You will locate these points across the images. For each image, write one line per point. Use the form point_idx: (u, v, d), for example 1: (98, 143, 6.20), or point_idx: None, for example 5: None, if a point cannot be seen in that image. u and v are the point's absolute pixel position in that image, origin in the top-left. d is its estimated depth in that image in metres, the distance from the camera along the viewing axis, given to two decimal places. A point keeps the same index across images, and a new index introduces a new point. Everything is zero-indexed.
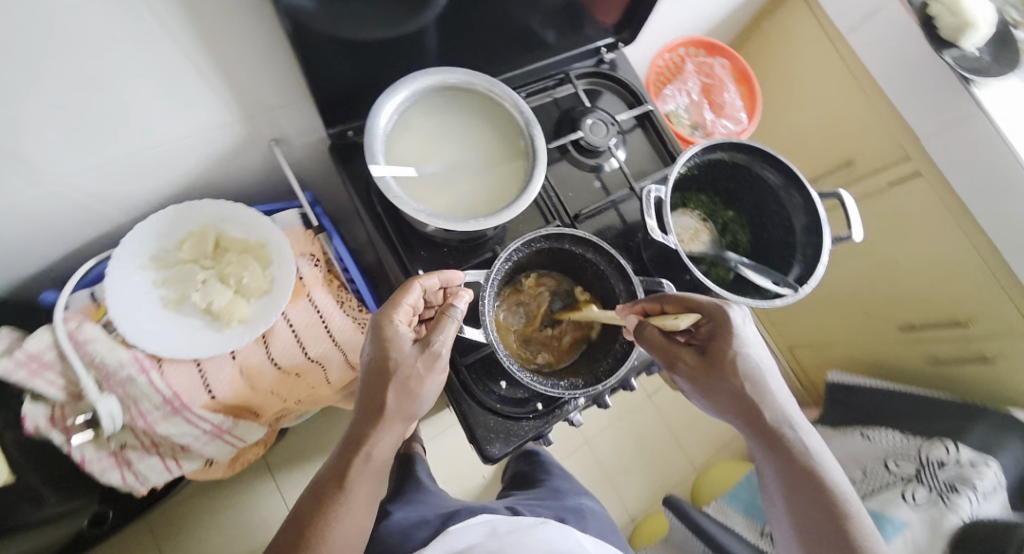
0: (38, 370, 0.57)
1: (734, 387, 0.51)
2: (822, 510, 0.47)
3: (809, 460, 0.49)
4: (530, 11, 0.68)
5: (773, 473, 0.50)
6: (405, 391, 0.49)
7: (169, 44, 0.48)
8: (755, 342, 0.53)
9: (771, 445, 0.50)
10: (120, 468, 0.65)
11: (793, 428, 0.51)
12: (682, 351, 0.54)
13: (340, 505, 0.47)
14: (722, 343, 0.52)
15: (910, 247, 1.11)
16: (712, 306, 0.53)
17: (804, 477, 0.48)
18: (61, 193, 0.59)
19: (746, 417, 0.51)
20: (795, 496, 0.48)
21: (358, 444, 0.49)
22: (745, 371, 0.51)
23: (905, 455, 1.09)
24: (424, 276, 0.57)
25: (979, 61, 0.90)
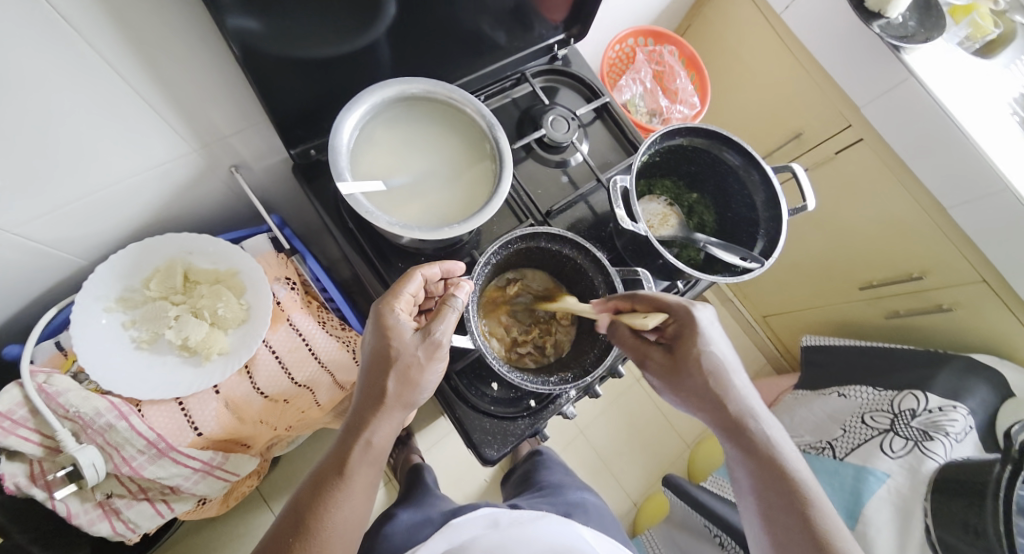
0: (10, 428, 0.54)
1: (700, 384, 0.53)
2: (785, 502, 0.48)
3: (771, 450, 0.51)
4: (480, 15, 0.69)
5: (741, 468, 0.52)
6: (406, 380, 0.51)
7: (113, 79, 0.47)
8: (719, 338, 0.55)
9: (736, 439, 0.53)
10: (109, 518, 0.62)
11: (756, 420, 0.53)
12: (650, 349, 0.57)
13: (340, 490, 0.47)
14: (688, 341, 0.54)
15: (863, 210, 1.16)
16: (677, 305, 0.55)
17: (767, 470, 0.50)
18: (14, 244, 0.56)
19: (715, 411, 0.53)
20: (761, 490, 0.50)
21: (359, 431, 0.50)
22: (709, 367, 0.54)
23: (879, 409, 1.12)
24: (425, 266, 0.58)
25: (906, 28, 0.96)
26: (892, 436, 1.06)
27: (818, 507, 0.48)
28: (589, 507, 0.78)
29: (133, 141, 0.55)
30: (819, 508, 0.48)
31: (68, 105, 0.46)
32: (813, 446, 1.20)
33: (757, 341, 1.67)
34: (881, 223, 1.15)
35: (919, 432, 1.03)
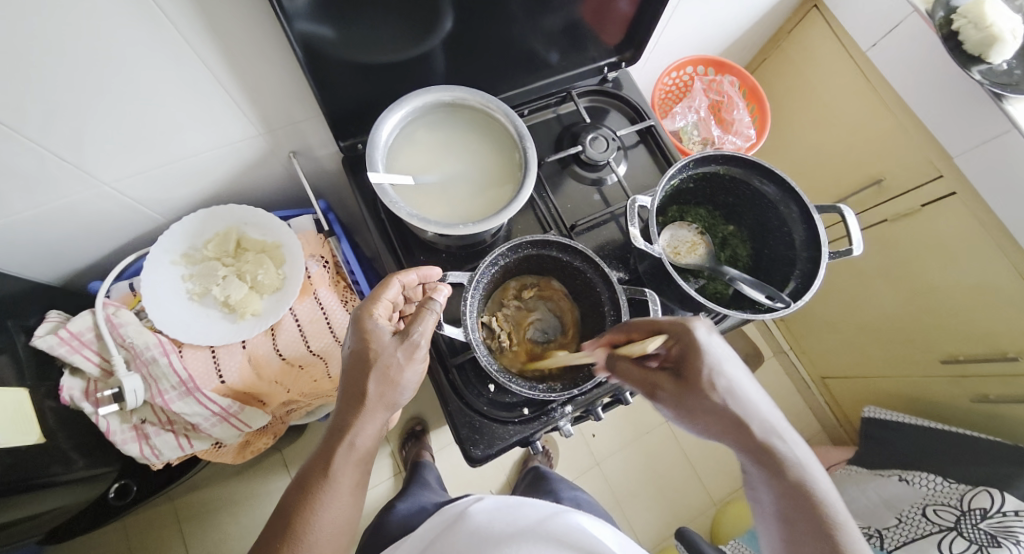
0: (77, 347, 0.68)
1: (716, 407, 0.48)
2: (820, 532, 0.42)
3: (799, 473, 0.45)
4: (530, 34, 0.73)
5: (767, 495, 0.46)
6: (386, 381, 0.51)
7: (197, 64, 0.56)
8: (727, 355, 0.50)
9: (761, 461, 0.47)
10: (139, 441, 0.73)
11: (781, 439, 0.47)
12: (660, 378, 0.50)
13: (325, 490, 0.49)
14: (696, 364, 0.49)
15: (948, 273, 1.03)
16: (676, 325, 0.51)
17: (795, 495, 0.44)
18: (109, 194, 0.68)
19: (733, 433, 0.48)
20: (792, 519, 0.44)
21: (342, 432, 0.51)
22: (723, 387, 0.48)
23: (945, 503, 0.97)
24: (402, 273, 0.60)
25: (1011, 76, 0.85)
26: (954, 535, 0.91)
27: (851, 536, 0.42)
28: (580, 501, 0.84)
29: (211, 119, 0.65)
30: (855, 538, 0.42)
31: (160, 83, 0.56)
32: (858, 531, 1.06)
33: (813, 404, 1.51)
34: (969, 290, 1.00)
35: (986, 535, 0.88)
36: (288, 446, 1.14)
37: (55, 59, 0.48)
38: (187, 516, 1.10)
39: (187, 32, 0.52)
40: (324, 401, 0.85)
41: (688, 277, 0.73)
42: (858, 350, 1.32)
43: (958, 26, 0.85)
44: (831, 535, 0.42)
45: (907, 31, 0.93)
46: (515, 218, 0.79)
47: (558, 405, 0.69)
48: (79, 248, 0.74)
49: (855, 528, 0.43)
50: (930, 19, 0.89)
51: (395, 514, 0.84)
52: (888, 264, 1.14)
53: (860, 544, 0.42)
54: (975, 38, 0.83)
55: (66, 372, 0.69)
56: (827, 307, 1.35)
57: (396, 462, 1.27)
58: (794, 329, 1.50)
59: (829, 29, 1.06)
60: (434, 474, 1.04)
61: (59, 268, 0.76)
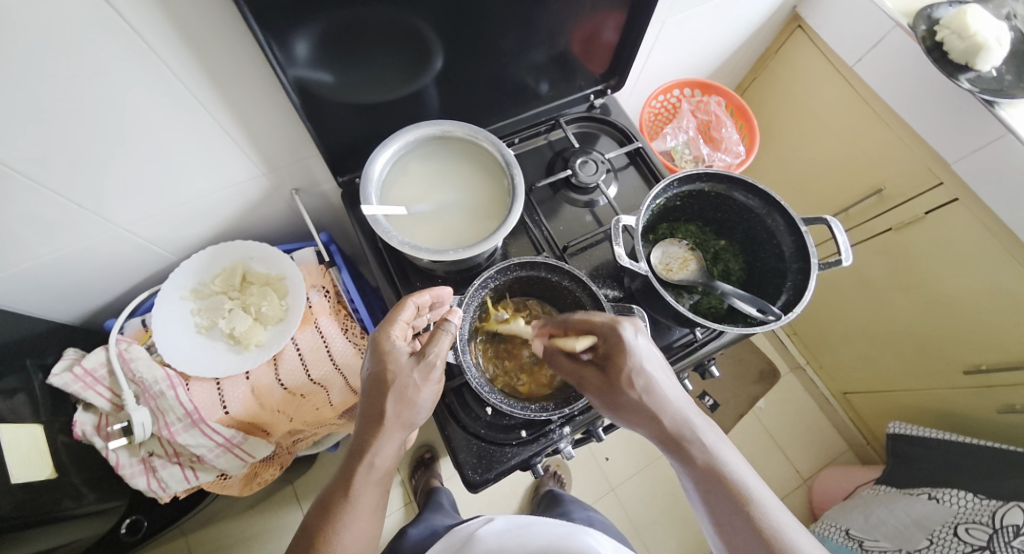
0: (91, 384, 0.71)
1: (633, 401, 0.51)
2: (736, 514, 0.45)
3: (712, 459, 0.48)
4: (517, 68, 0.76)
5: (690, 485, 0.49)
6: (403, 401, 0.52)
7: (202, 112, 0.61)
8: (648, 352, 0.53)
9: (677, 454, 0.49)
10: (147, 474, 0.75)
11: (695, 431, 0.49)
12: (586, 371, 0.56)
13: (346, 512, 0.51)
14: (616, 360, 0.52)
15: (960, 280, 1.00)
16: (603, 325, 0.54)
17: (711, 482, 0.47)
18: (124, 237, 0.72)
19: (652, 427, 0.51)
20: (712, 506, 0.46)
21: (361, 453, 0.51)
22: (640, 383, 0.51)
23: (977, 522, 0.91)
24: (416, 293, 0.60)
25: (1000, 82, 0.85)
26: None
27: (767, 513, 0.44)
28: (594, 521, 0.82)
29: (216, 162, 0.69)
30: (769, 513, 0.44)
31: (169, 131, 0.61)
32: None
33: (835, 421, 1.46)
34: (983, 296, 0.98)
35: None
36: (298, 477, 1.14)
37: (72, 114, 0.53)
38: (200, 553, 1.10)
39: (191, 83, 0.57)
40: (329, 430, 0.87)
41: (683, 293, 0.74)
42: (876, 363, 1.28)
43: (941, 37, 0.87)
44: (747, 516, 0.44)
45: (890, 45, 0.94)
46: (510, 241, 0.80)
47: (556, 426, 0.68)
48: (98, 288, 0.78)
49: (772, 504, 0.45)
50: (912, 31, 0.90)
51: (404, 540, 0.83)
52: (897, 274, 1.12)
53: (774, 519, 0.44)
54: (960, 48, 0.84)
55: (80, 408, 0.72)
56: (839, 321, 1.32)
57: (406, 491, 1.26)
58: (809, 343, 1.46)
59: (815, 46, 1.08)
60: (447, 496, 1.03)
61: (80, 307, 0.80)
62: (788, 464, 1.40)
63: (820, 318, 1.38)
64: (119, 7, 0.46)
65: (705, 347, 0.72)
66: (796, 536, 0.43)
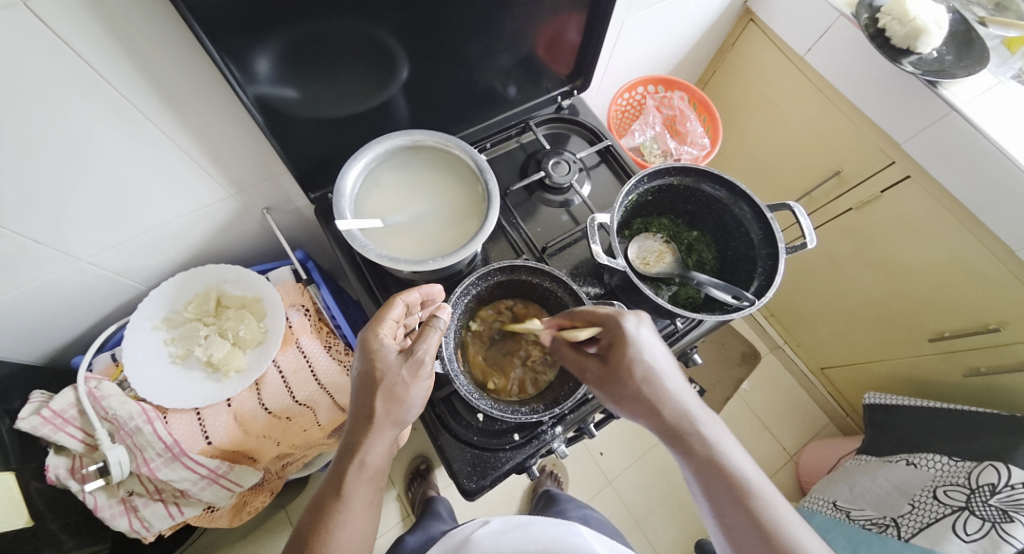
0: (60, 425, 0.67)
1: (635, 391, 0.53)
2: (735, 504, 0.46)
3: (714, 451, 0.49)
4: (483, 74, 0.76)
5: (689, 474, 0.50)
6: (392, 399, 0.52)
7: (162, 136, 0.59)
8: (651, 344, 0.54)
9: (678, 444, 0.51)
10: (128, 514, 0.73)
11: (695, 423, 0.51)
12: (588, 363, 0.57)
13: (339, 511, 0.50)
14: (620, 352, 0.54)
15: (918, 252, 1.05)
16: (606, 316, 0.56)
17: (713, 474, 0.48)
18: (87, 270, 0.69)
19: (654, 418, 0.52)
20: (713, 497, 0.48)
21: (352, 452, 0.51)
22: (642, 374, 0.53)
23: (954, 483, 0.95)
24: (405, 292, 0.60)
25: (940, 63, 0.89)
26: (967, 515, 0.89)
27: (766, 504, 0.46)
28: (590, 518, 0.83)
29: (181, 187, 0.67)
30: (767, 504, 0.46)
31: (129, 158, 0.59)
32: (874, 522, 1.03)
33: (815, 396, 1.51)
34: (942, 267, 1.02)
35: (998, 512, 0.86)
36: (289, 501, 1.12)
37: (25, 149, 0.51)
38: None
39: (147, 108, 0.55)
40: (318, 451, 0.86)
41: (661, 286, 0.75)
42: (849, 337, 1.33)
43: (884, 24, 0.91)
44: (745, 506, 0.46)
45: (837, 33, 0.98)
46: (489, 246, 0.80)
47: (547, 426, 0.69)
48: (63, 324, 0.75)
49: (768, 494, 0.47)
50: (856, 19, 0.94)
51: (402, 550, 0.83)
52: (862, 251, 1.16)
53: (768, 507, 0.46)
54: (901, 33, 0.89)
55: (51, 452, 0.69)
56: (812, 300, 1.36)
57: (403, 505, 1.24)
58: (785, 324, 1.51)
59: (767, 38, 1.12)
60: (444, 505, 1.02)
61: (45, 346, 0.76)
62: (775, 442, 1.44)
63: (793, 299, 1.42)
64: (65, 34, 0.44)
65: (685, 337, 0.74)
66: (793, 526, 0.45)
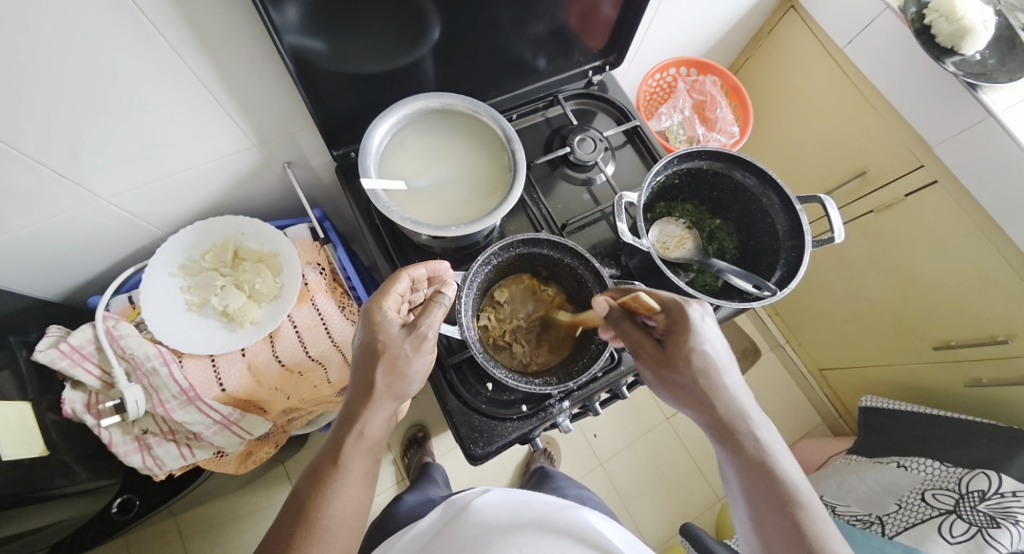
0: (78, 360, 0.69)
1: (689, 382, 0.52)
2: (778, 508, 0.46)
3: (763, 452, 0.49)
4: (517, 42, 0.75)
5: (731, 472, 0.50)
6: (393, 371, 0.52)
7: (189, 78, 0.58)
8: (714, 337, 0.54)
9: (725, 440, 0.51)
10: (141, 451, 0.74)
11: (748, 422, 0.51)
12: (645, 342, 0.56)
13: (335, 478, 0.48)
14: (680, 338, 0.53)
15: (934, 259, 1.04)
16: (672, 302, 0.55)
17: (758, 473, 0.48)
18: (108, 209, 0.70)
19: (705, 411, 0.52)
20: (752, 497, 0.48)
21: (351, 422, 0.51)
22: (701, 366, 0.53)
23: (944, 488, 0.97)
24: (412, 267, 0.60)
25: (984, 65, 0.87)
26: (954, 518, 0.91)
27: (810, 512, 0.45)
28: (585, 498, 0.84)
29: (205, 133, 0.67)
30: (812, 515, 0.45)
31: (155, 98, 0.58)
32: (859, 519, 1.04)
33: (812, 396, 1.52)
34: (956, 276, 1.02)
35: (985, 517, 0.88)
36: (289, 456, 1.14)
37: (55, 78, 0.50)
38: (190, 532, 1.15)
39: (179, 46, 0.54)
40: (325, 409, 0.88)
41: (679, 270, 0.75)
42: (852, 340, 1.33)
43: (930, 20, 0.88)
44: (790, 511, 0.45)
45: (879, 28, 0.95)
46: (508, 219, 0.80)
47: (555, 401, 0.69)
48: (79, 262, 0.75)
49: (816, 507, 0.46)
50: (902, 14, 0.92)
51: (400, 506, 0.84)
52: (877, 255, 1.16)
53: (814, 518, 0.45)
54: (947, 31, 0.86)
55: (67, 386, 0.70)
56: (820, 301, 1.36)
57: (399, 469, 1.27)
58: (790, 322, 1.51)
59: (807, 28, 1.08)
60: (441, 471, 1.05)
61: (60, 282, 0.77)
62: None
63: (801, 297, 1.42)
64: None
65: None
66: (842, 546, 0.44)
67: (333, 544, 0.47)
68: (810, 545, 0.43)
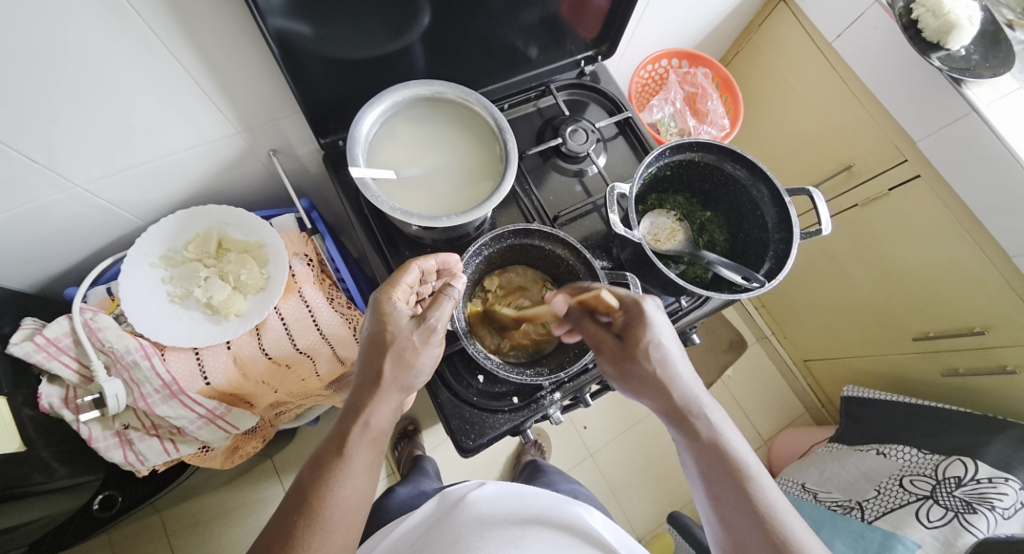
0: (54, 353, 0.67)
1: (648, 374, 0.53)
2: (736, 489, 0.47)
3: (718, 437, 0.49)
4: (509, 30, 0.74)
5: (690, 460, 0.50)
6: (401, 362, 0.51)
7: (169, 61, 0.56)
8: (667, 329, 0.54)
9: (681, 426, 0.51)
10: (122, 447, 0.73)
11: (701, 407, 0.51)
12: (604, 337, 0.56)
13: (339, 468, 0.48)
14: (636, 332, 0.53)
15: (916, 252, 1.06)
16: (627, 298, 0.55)
17: (713, 459, 0.48)
18: (84, 197, 0.67)
19: (659, 400, 0.52)
20: (713, 482, 0.48)
21: (357, 412, 0.50)
22: (656, 358, 0.53)
23: (921, 474, 1.00)
24: (422, 258, 0.59)
25: (968, 61, 0.88)
26: (931, 504, 0.94)
27: (764, 490, 0.46)
28: (578, 493, 0.84)
29: (186, 119, 0.64)
30: (767, 496, 0.46)
31: (134, 81, 0.56)
32: (840, 504, 1.07)
33: (795, 387, 1.55)
34: (936, 268, 1.04)
35: (961, 503, 0.91)
36: (276, 450, 1.13)
37: (25, 59, 0.48)
38: (175, 528, 1.13)
39: (157, 26, 0.52)
40: (313, 402, 0.86)
41: (670, 262, 0.75)
42: (835, 332, 1.36)
43: (918, 15, 0.89)
44: (747, 493, 0.46)
45: (868, 22, 0.96)
46: (499, 211, 0.79)
47: (546, 392, 0.69)
48: (54, 252, 0.73)
49: (770, 488, 0.47)
50: (890, 9, 0.92)
51: (392, 499, 0.84)
52: (861, 248, 1.18)
53: (769, 500, 0.46)
54: (934, 26, 0.87)
55: (44, 380, 0.68)
56: (805, 293, 1.38)
57: (389, 463, 1.26)
58: (776, 314, 1.54)
59: (796, 21, 1.09)
60: (432, 464, 1.05)
61: (35, 273, 0.74)
62: (752, 427, 1.49)
63: (786, 289, 1.44)
64: None
65: (690, 314, 0.74)
66: (797, 525, 0.45)
67: (337, 535, 0.46)
68: (767, 527, 0.44)
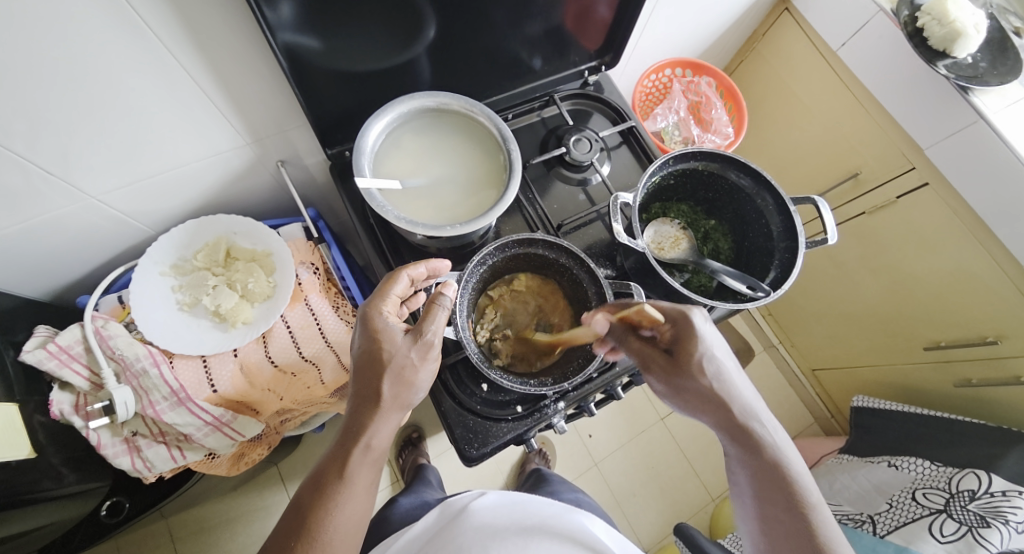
0: (66, 361, 0.68)
1: (702, 389, 0.52)
2: (791, 510, 0.47)
3: (775, 454, 0.49)
4: (514, 41, 0.74)
5: (743, 474, 0.51)
6: (401, 382, 0.52)
7: (182, 76, 0.57)
8: (717, 342, 0.53)
9: (738, 440, 0.51)
10: (130, 453, 0.73)
11: (759, 422, 0.51)
12: (653, 354, 0.55)
13: (341, 490, 0.48)
14: (689, 348, 0.53)
15: (927, 261, 1.05)
16: (673, 311, 0.54)
17: (769, 474, 0.49)
18: (98, 208, 0.69)
19: (717, 414, 0.52)
20: (765, 498, 0.49)
21: (357, 435, 0.50)
22: (712, 372, 0.52)
23: (934, 487, 0.98)
24: (411, 266, 0.59)
25: (975, 68, 0.88)
26: (945, 518, 0.92)
27: (819, 513, 0.47)
28: (582, 502, 0.83)
29: (197, 131, 0.66)
30: (820, 514, 0.47)
31: (148, 96, 0.58)
32: (850, 517, 1.04)
33: (804, 396, 1.53)
34: (949, 277, 1.02)
35: (975, 516, 0.89)
36: (281, 457, 1.13)
37: (39, 76, 0.49)
38: (181, 535, 1.14)
39: (169, 41, 0.53)
40: (319, 409, 0.87)
41: (674, 271, 0.75)
42: (844, 341, 1.34)
43: (923, 23, 0.89)
44: (801, 512, 0.47)
45: (874, 31, 0.96)
46: (503, 220, 0.79)
47: (550, 401, 0.69)
48: (67, 260, 0.74)
49: (822, 506, 0.47)
50: (895, 17, 0.93)
51: (396, 509, 0.84)
52: (870, 257, 1.16)
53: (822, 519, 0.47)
54: (939, 34, 0.87)
55: (55, 387, 0.69)
56: (812, 302, 1.37)
57: (393, 470, 1.26)
58: (782, 322, 1.52)
59: (801, 30, 1.09)
60: (435, 473, 1.04)
61: (48, 281, 0.76)
62: None
63: (793, 298, 1.43)
64: None
65: None
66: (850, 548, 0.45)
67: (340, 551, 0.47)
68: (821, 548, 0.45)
